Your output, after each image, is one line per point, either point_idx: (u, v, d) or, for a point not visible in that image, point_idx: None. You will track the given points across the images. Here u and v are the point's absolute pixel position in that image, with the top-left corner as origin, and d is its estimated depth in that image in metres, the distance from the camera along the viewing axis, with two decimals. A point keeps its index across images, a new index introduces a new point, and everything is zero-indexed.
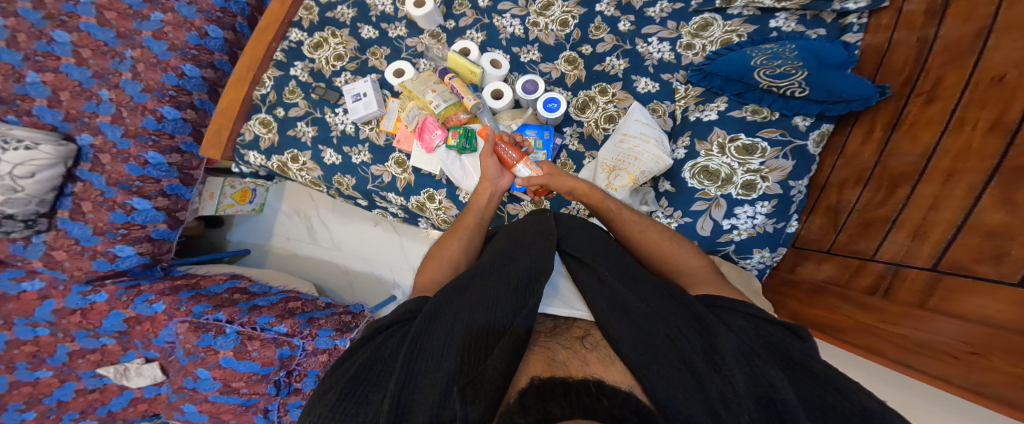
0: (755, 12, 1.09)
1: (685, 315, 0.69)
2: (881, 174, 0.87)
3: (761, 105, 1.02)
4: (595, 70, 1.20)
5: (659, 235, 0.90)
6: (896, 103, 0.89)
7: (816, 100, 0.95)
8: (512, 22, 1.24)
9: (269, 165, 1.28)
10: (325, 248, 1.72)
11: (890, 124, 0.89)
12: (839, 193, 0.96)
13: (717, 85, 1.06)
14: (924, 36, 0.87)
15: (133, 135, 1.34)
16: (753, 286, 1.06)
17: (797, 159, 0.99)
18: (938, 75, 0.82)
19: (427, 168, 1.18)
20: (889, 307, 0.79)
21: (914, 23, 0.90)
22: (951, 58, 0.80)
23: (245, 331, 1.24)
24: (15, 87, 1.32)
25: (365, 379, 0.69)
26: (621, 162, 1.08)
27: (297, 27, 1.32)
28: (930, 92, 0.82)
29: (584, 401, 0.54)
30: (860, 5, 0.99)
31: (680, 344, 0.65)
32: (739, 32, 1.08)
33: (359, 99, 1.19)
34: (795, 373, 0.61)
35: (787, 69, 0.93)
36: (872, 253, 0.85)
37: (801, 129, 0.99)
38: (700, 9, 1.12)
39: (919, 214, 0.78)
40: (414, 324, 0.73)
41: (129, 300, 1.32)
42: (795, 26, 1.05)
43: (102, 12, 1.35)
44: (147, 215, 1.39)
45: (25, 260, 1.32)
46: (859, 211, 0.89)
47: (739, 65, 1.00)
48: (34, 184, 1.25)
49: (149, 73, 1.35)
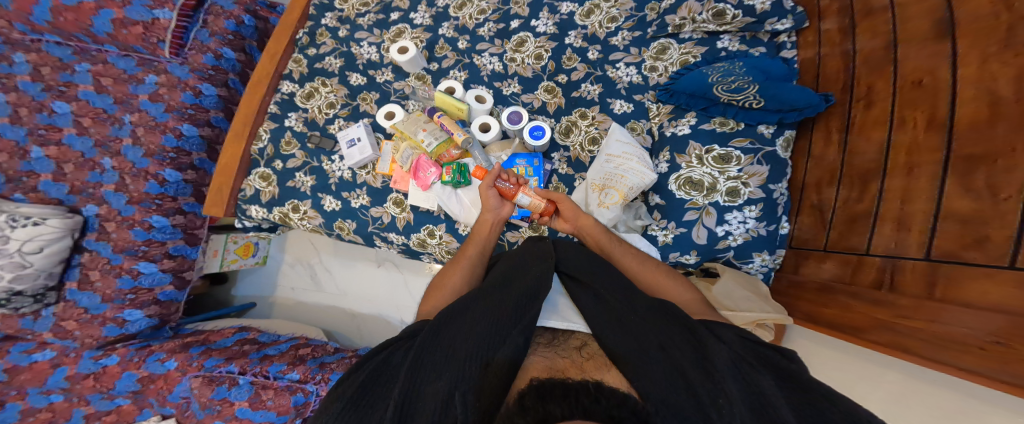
0: (703, 36, 1.14)
1: (679, 328, 0.70)
2: (851, 172, 0.89)
3: (725, 117, 1.05)
4: (573, 96, 1.21)
5: (651, 270, 0.92)
6: (840, 109, 0.94)
7: (773, 110, 0.99)
8: (490, 59, 1.27)
9: (271, 217, 1.30)
10: (331, 294, 1.71)
11: (843, 126, 0.93)
12: (818, 192, 0.97)
13: (683, 102, 1.09)
14: (845, 50, 0.95)
15: (137, 201, 1.37)
16: (761, 290, 1.00)
17: (771, 164, 1.01)
18: (868, 82, 0.88)
19: (425, 205, 1.19)
20: (899, 300, 0.76)
21: (833, 40, 0.99)
22: (873, 67, 0.88)
23: (258, 381, 1.22)
24: (21, 164, 1.38)
25: (367, 390, 0.70)
26: (609, 180, 1.08)
27: (288, 80, 1.35)
28: (866, 96, 0.88)
29: (583, 402, 0.53)
30: (787, 25, 1.06)
31: (672, 354, 0.65)
32: (693, 54, 1.12)
33: (354, 144, 1.21)
34: (785, 380, 0.60)
35: (740, 84, 0.98)
36: (865, 248, 0.84)
37: (767, 137, 1.02)
38: (656, 35, 1.17)
39: (896, 208, 0.79)
40: (419, 338, 0.74)
41: (141, 360, 1.31)
42: (739, 46, 1.10)
43: (99, 79, 1.41)
44: (154, 277, 1.39)
45: (35, 333, 1.33)
46: (841, 208, 0.90)
47: (699, 83, 1.04)
48: (42, 258, 1.27)
49: (149, 136, 1.38)
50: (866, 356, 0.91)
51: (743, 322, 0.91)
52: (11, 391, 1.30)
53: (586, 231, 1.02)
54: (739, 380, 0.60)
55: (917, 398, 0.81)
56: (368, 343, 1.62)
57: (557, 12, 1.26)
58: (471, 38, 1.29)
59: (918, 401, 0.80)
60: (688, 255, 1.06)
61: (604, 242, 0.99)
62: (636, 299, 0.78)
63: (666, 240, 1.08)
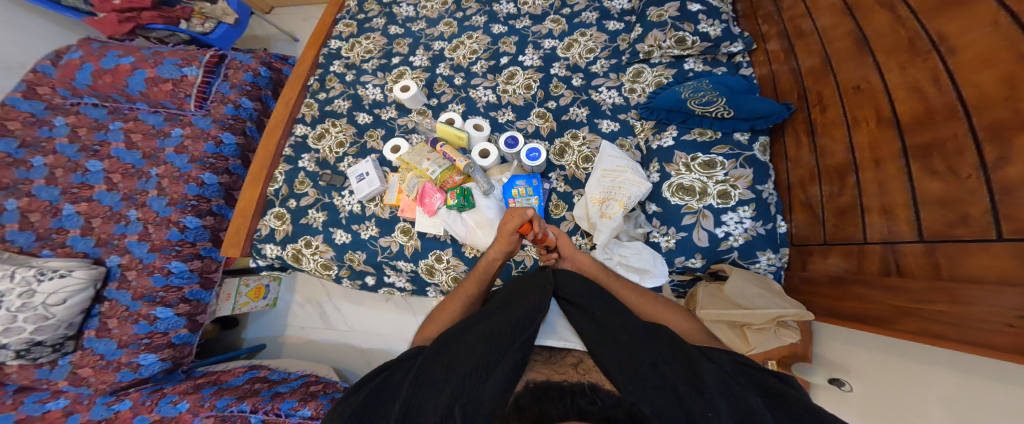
0: (670, 60, 1.23)
1: (672, 349, 0.71)
2: (828, 169, 0.93)
3: (703, 127, 1.11)
4: (563, 119, 1.28)
5: (651, 302, 0.91)
6: (802, 114, 1.01)
7: (743, 118, 1.07)
8: (484, 92, 1.36)
9: (284, 254, 1.33)
10: (340, 331, 1.70)
11: (810, 129, 0.99)
12: (803, 191, 1.00)
13: (663, 117, 1.16)
14: (791, 67, 1.04)
15: (157, 248, 1.42)
16: (772, 287, 0.99)
17: (754, 167, 1.05)
18: (817, 91, 0.97)
19: (432, 231, 1.24)
20: (911, 285, 0.74)
21: (780, 58, 1.08)
22: (817, 78, 0.97)
23: (269, 419, 1.20)
24: (53, 221, 1.47)
25: (367, 409, 0.70)
26: (610, 194, 1.11)
27: (301, 123, 1.46)
28: (820, 102, 0.96)
29: (579, 402, 0.60)
30: (739, 47, 1.17)
31: (664, 369, 0.66)
32: (665, 76, 1.21)
33: (363, 178, 1.28)
34: (773, 399, 0.63)
35: (710, 97, 1.06)
36: (861, 237, 0.85)
37: (744, 143, 1.08)
38: (630, 61, 1.26)
39: (876, 200, 0.82)
40: (422, 357, 0.75)
41: (153, 404, 1.29)
42: (703, 67, 1.18)
43: (130, 136, 1.54)
44: (170, 322, 1.42)
45: (50, 382, 1.33)
46: (829, 203, 0.93)
47: (672, 100, 1.12)
48: (64, 309, 1.32)
49: (173, 186, 1.47)
50: (903, 353, 0.81)
51: (763, 320, 0.92)
52: None
53: (584, 270, 1.00)
54: (728, 396, 0.61)
55: (971, 394, 0.69)
56: None
57: (541, 48, 1.37)
58: (466, 74, 1.40)
59: (975, 399, 0.69)
60: (693, 258, 1.07)
61: (602, 277, 0.98)
62: (629, 319, 0.79)
63: (668, 246, 1.09)
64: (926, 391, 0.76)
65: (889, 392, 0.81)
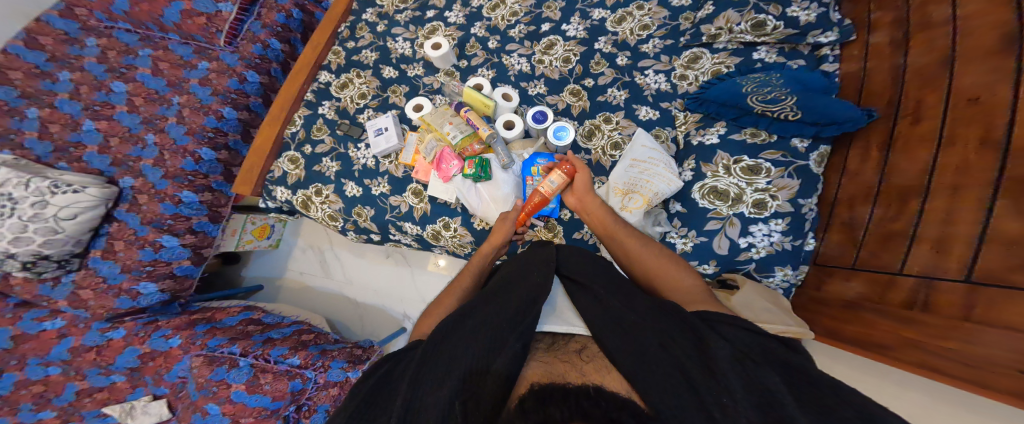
0: (738, 47, 1.14)
1: (680, 326, 0.66)
2: (889, 190, 0.85)
3: (757, 128, 1.04)
4: (598, 100, 1.24)
5: (658, 257, 0.88)
6: (884, 124, 0.90)
7: (810, 122, 0.97)
8: (519, 60, 1.32)
9: (294, 199, 1.34)
10: (338, 281, 1.71)
11: (885, 143, 0.89)
12: (850, 210, 0.93)
13: (712, 110, 1.09)
14: (895, 64, 0.90)
15: (171, 176, 1.42)
16: (783, 304, 0.96)
17: (802, 178, 0.99)
18: (917, 97, 0.84)
19: (443, 197, 1.21)
20: (930, 320, 0.73)
21: (883, 54, 0.94)
22: (924, 82, 0.83)
23: (258, 364, 1.22)
24: (72, 135, 1.47)
25: (370, 405, 0.68)
26: (634, 185, 1.09)
27: (325, 70, 1.43)
28: (914, 112, 0.84)
29: (583, 405, 0.51)
30: (830, 38, 1.02)
31: (673, 351, 0.62)
32: (727, 64, 1.12)
33: (381, 133, 1.26)
34: (792, 374, 0.56)
35: (776, 95, 0.97)
36: (899, 267, 0.80)
37: (800, 151, 1.00)
38: (689, 44, 1.18)
39: (935, 230, 0.75)
40: (422, 349, 0.73)
41: (146, 336, 1.33)
42: (776, 58, 1.09)
43: (156, 63, 1.52)
44: (174, 252, 1.42)
45: (51, 300, 1.37)
46: (876, 227, 0.86)
47: (730, 93, 1.03)
48: (75, 225, 1.33)
49: (193, 117, 1.46)
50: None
51: None
52: (11, 360, 1.32)
53: (595, 220, 0.99)
54: (740, 373, 0.56)
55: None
56: (368, 333, 1.62)
57: (589, 18, 1.30)
58: (502, 38, 1.35)
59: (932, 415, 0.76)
60: (707, 264, 1.05)
61: (610, 224, 0.96)
62: (637, 299, 0.75)
63: (684, 248, 1.08)
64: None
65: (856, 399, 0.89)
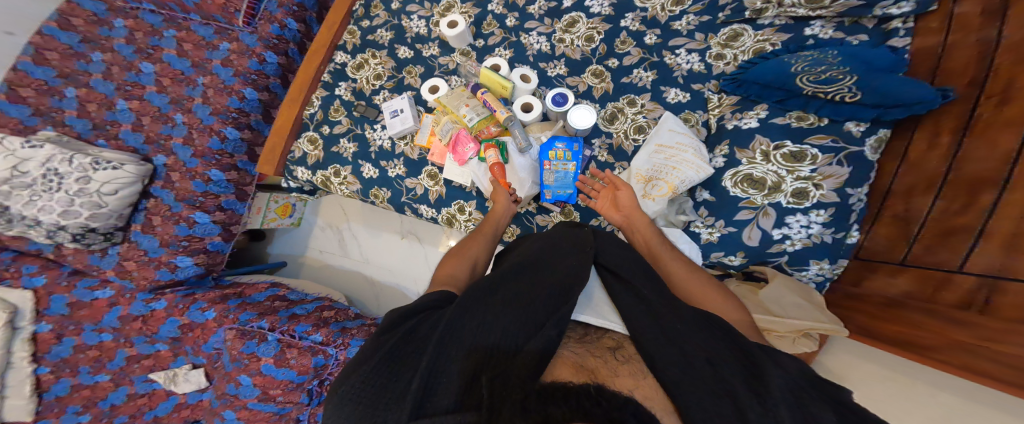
0: (787, 22, 1.04)
1: (730, 346, 0.62)
2: (959, 181, 0.76)
3: (806, 111, 0.95)
4: (622, 82, 1.17)
5: (694, 276, 0.85)
6: (961, 106, 0.79)
7: (871, 104, 0.87)
8: (538, 39, 1.26)
9: (314, 179, 1.35)
10: (356, 260, 1.76)
11: (959, 128, 0.79)
12: (906, 201, 0.85)
13: (754, 92, 1.01)
14: (984, 39, 0.78)
15: (200, 155, 1.47)
16: (814, 299, 0.91)
17: (853, 166, 0.91)
18: (1009, 74, 0.73)
19: (458, 180, 1.20)
20: (986, 322, 0.66)
21: (970, 25, 0.82)
22: (1021, 57, 0.71)
23: (284, 339, 1.28)
24: (108, 114, 1.53)
25: (393, 358, 0.68)
26: (658, 172, 1.05)
27: (342, 50, 1.41)
28: (1002, 93, 0.73)
29: (584, 405, 0.51)
30: (904, 9, 0.91)
31: (721, 370, 0.58)
32: (771, 41, 1.03)
33: (397, 115, 1.24)
34: (847, 417, 0.51)
35: (833, 74, 0.88)
36: (959, 265, 0.73)
37: (856, 135, 0.91)
38: (728, 20, 1.09)
39: (1010, 227, 0.67)
40: (449, 311, 0.72)
41: (185, 307, 1.42)
42: (832, 33, 0.99)
43: (181, 44, 1.55)
44: (206, 228, 1.49)
45: (100, 270, 1.46)
46: (934, 220, 0.78)
47: (777, 72, 0.95)
48: (116, 200, 1.41)
49: (217, 97, 1.49)
50: (916, 375, 0.81)
51: (787, 330, 0.84)
52: (70, 325, 1.44)
53: (636, 226, 0.97)
54: (795, 411, 0.52)
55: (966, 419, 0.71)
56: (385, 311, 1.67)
57: None
58: (521, 15, 1.29)
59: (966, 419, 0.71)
60: (733, 255, 1.01)
61: (654, 244, 0.92)
62: (680, 303, 0.71)
63: (709, 238, 1.03)
64: (919, 409, 0.78)
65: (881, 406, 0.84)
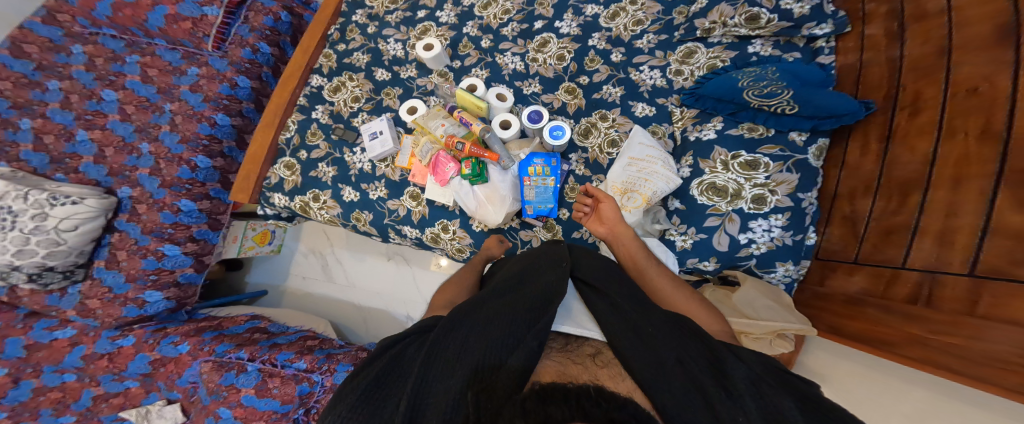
0: (732, 40, 1.12)
1: (697, 343, 0.66)
2: (890, 183, 0.83)
3: (755, 122, 1.03)
4: (594, 98, 1.22)
5: (679, 292, 0.88)
6: (883, 116, 0.88)
7: (807, 116, 0.96)
8: (513, 59, 1.30)
9: (292, 205, 1.34)
10: (340, 285, 1.73)
11: (884, 135, 0.87)
12: (851, 203, 0.92)
13: (710, 106, 1.08)
14: (891, 56, 0.88)
15: (168, 185, 1.42)
16: (784, 300, 0.97)
17: (802, 172, 0.98)
18: (915, 89, 0.82)
19: (440, 200, 1.21)
20: (935, 316, 0.71)
21: (879, 46, 0.92)
22: (923, 75, 0.81)
23: (265, 368, 1.24)
24: (66, 146, 1.46)
25: (379, 384, 0.68)
26: (632, 185, 1.08)
27: (317, 74, 1.41)
28: (912, 104, 0.82)
29: (584, 405, 0.51)
30: (826, 30, 1.00)
31: (690, 367, 0.61)
32: (722, 58, 1.10)
33: (376, 137, 1.25)
34: (806, 404, 0.56)
35: (773, 88, 0.94)
36: (902, 261, 0.79)
37: (799, 144, 0.99)
38: (683, 39, 1.16)
39: (938, 222, 0.74)
40: (432, 334, 0.72)
41: (155, 343, 1.35)
42: (771, 51, 1.07)
43: (146, 70, 1.51)
44: (177, 260, 1.43)
45: (59, 310, 1.38)
46: (877, 220, 0.85)
47: (727, 87, 1.02)
48: (76, 236, 1.33)
49: (186, 124, 1.45)
50: (889, 371, 0.86)
51: (762, 331, 0.88)
52: (27, 368, 1.35)
53: (616, 240, 1.00)
54: (758, 399, 0.56)
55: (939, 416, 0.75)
56: (372, 336, 1.63)
57: (582, 14, 1.28)
58: (495, 37, 1.33)
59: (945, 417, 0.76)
60: (707, 261, 1.05)
61: (638, 256, 0.95)
62: (650, 308, 0.75)
63: (684, 245, 1.08)
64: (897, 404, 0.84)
65: (860, 402, 0.88)
